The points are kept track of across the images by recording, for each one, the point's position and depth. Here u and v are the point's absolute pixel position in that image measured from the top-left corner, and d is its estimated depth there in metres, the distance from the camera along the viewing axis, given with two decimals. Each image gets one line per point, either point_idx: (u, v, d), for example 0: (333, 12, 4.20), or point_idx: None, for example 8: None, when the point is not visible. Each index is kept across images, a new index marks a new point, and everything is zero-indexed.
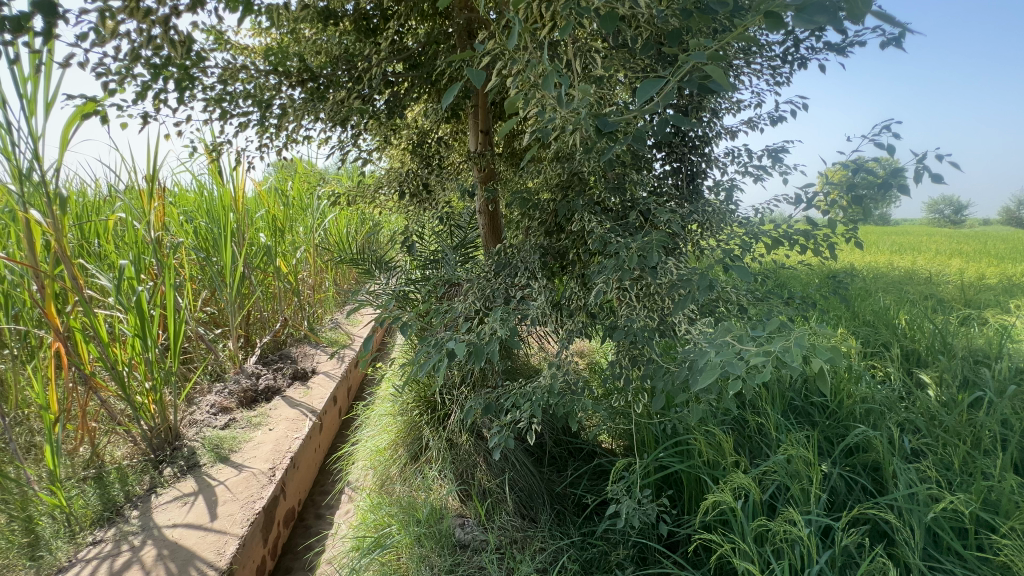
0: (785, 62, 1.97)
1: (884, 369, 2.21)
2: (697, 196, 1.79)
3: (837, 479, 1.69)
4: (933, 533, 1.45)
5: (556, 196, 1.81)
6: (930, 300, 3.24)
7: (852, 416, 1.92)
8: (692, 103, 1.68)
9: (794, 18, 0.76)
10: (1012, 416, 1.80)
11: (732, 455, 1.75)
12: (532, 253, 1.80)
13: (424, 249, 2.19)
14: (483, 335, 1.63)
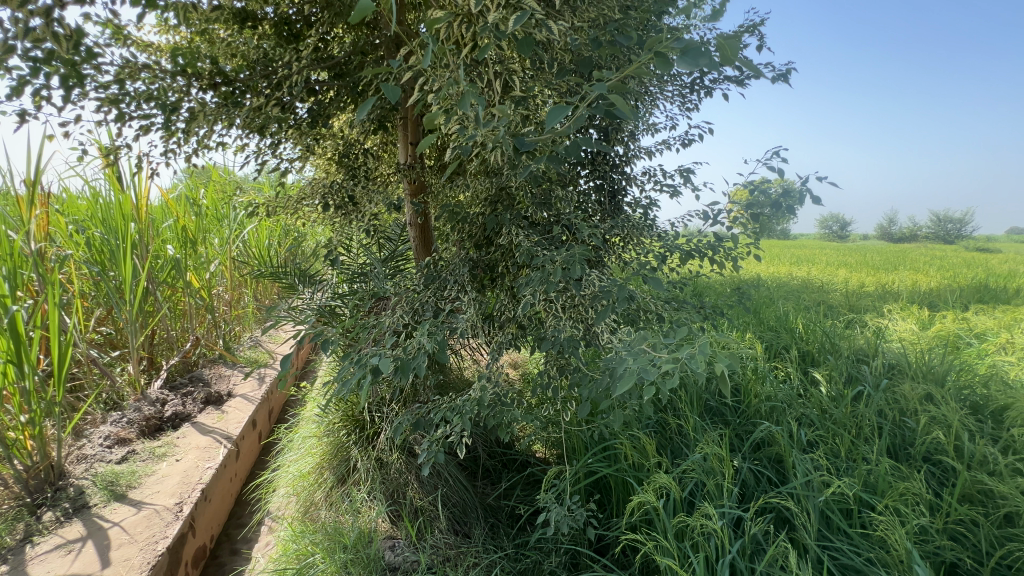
0: (693, 91, 2.16)
1: (785, 369, 2.46)
2: (618, 212, 1.91)
3: (746, 471, 1.84)
4: (825, 515, 1.62)
5: (485, 211, 1.83)
6: (822, 306, 3.66)
7: (759, 413, 2.11)
8: (611, 125, 1.80)
9: (680, 61, 0.85)
10: (885, 406, 2.07)
11: (654, 456, 1.86)
12: (461, 266, 1.80)
13: (352, 263, 2.13)
14: (411, 349, 1.60)
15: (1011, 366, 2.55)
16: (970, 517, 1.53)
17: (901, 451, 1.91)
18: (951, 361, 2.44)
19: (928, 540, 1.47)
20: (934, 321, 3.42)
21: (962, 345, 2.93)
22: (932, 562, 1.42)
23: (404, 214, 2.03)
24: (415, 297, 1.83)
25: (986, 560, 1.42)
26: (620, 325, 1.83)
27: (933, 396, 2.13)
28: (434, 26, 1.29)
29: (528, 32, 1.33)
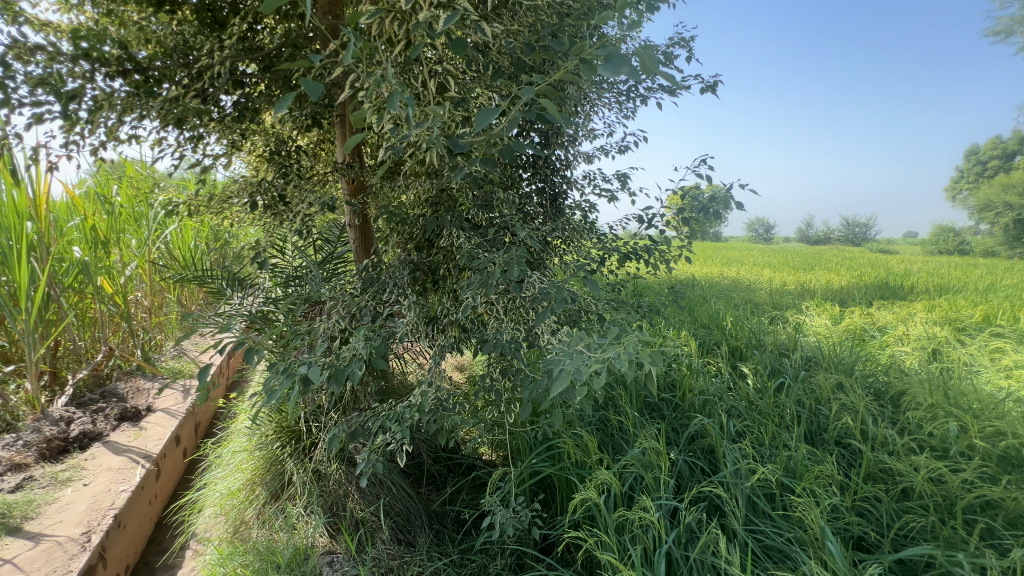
0: (629, 98, 2.23)
1: (717, 364, 2.59)
2: (559, 215, 1.93)
3: (680, 463, 1.92)
4: (751, 501, 1.72)
5: (425, 213, 1.79)
6: (749, 304, 3.92)
7: (693, 407, 2.21)
8: (551, 130, 1.82)
9: (603, 68, 0.87)
10: (802, 396, 2.24)
11: (597, 453, 1.90)
12: (401, 269, 1.74)
13: (286, 264, 2.02)
14: (345, 357, 1.53)
15: (907, 355, 2.85)
16: (873, 494, 1.68)
17: (817, 436, 2.07)
18: (858, 352, 2.69)
19: (839, 518, 1.60)
20: (844, 316, 3.76)
21: (867, 338, 3.23)
22: (842, 537, 1.55)
23: (341, 213, 1.94)
24: (351, 300, 1.75)
25: (886, 533, 1.57)
26: (561, 326, 1.84)
27: (843, 385, 2.34)
28: (364, 20, 1.24)
29: (465, 30, 1.31)
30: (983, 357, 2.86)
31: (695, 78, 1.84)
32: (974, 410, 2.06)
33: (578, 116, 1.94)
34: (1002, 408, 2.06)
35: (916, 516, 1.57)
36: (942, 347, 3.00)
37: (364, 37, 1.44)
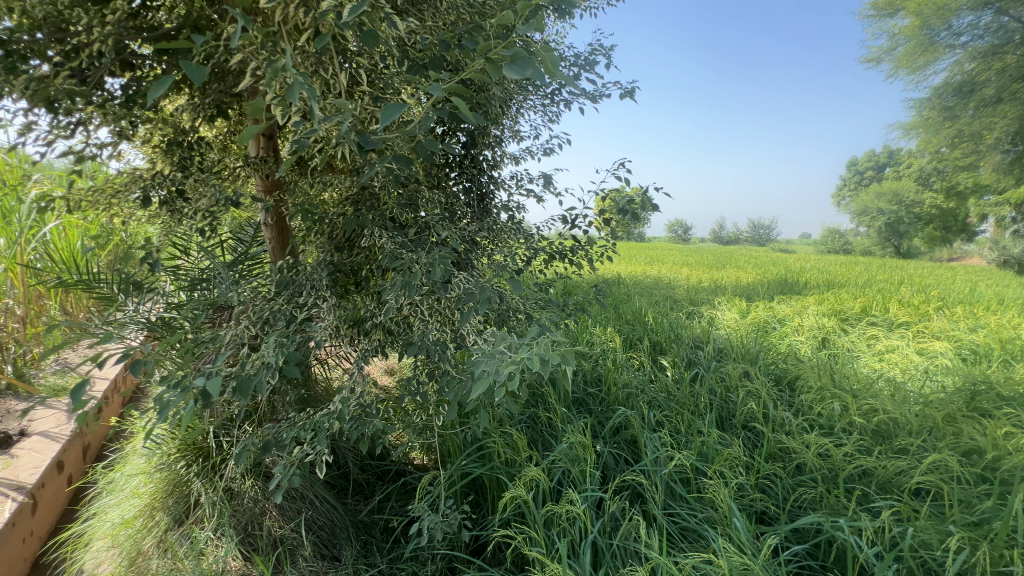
0: (552, 101, 2.27)
1: (640, 358, 2.72)
2: (487, 215, 1.92)
3: (605, 455, 1.98)
4: (669, 487, 1.81)
5: (346, 211, 1.69)
6: (669, 301, 4.17)
7: (618, 400, 2.30)
8: (478, 130, 1.79)
9: (507, 70, 0.85)
10: (715, 384, 2.41)
11: (527, 451, 1.91)
12: (319, 270, 1.61)
13: (191, 266, 1.77)
14: (252, 367, 1.40)
15: (802, 344, 3.17)
16: (773, 471, 1.84)
17: (726, 421, 2.24)
18: (761, 343, 2.95)
19: (745, 496, 1.73)
20: (750, 310, 4.11)
21: (769, 329, 3.56)
22: (748, 513, 1.68)
23: (253, 209, 1.78)
24: (262, 304, 1.60)
25: (784, 506, 1.72)
26: (488, 326, 1.82)
27: (749, 373, 2.55)
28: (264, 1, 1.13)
29: (381, 22, 1.26)
30: (861, 344, 3.25)
31: (616, 85, 2.07)
32: (854, 391, 2.34)
33: (505, 117, 1.94)
34: (875, 388, 2.36)
35: (808, 488, 1.74)
36: (829, 336, 3.38)
37: (271, 21, 1.34)
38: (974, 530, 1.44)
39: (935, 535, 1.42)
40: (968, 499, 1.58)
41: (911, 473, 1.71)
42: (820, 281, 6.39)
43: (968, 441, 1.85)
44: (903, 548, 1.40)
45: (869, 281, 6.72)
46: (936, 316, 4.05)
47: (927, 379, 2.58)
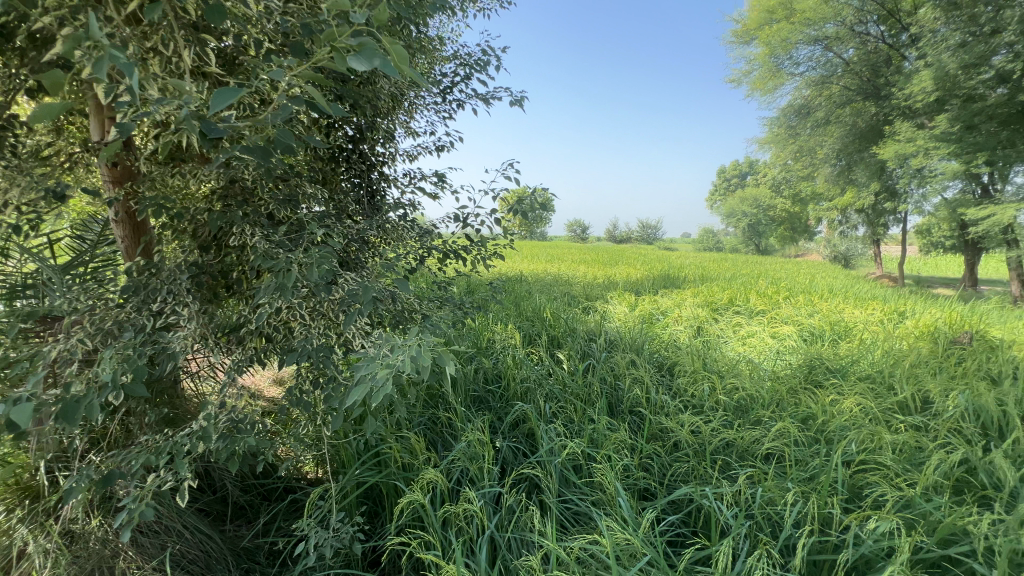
0: (445, 100, 2.26)
1: (538, 353, 2.80)
2: (377, 211, 1.82)
3: (504, 449, 1.99)
4: (563, 475, 1.86)
5: (211, 205, 1.36)
6: (567, 297, 4.38)
7: (516, 395, 2.33)
8: (366, 122, 1.69)
9: (348, 61, 0.77)
10: (605, 374, 2.57)
11: (425, 453, 1.84)
12: (179, 270, 1.23)
13: (9, 270, 1.18)
14: (76, 386, 0.98)
15: (680, 332, 3.51)
16: (654, 451, 1.99)
17: (616, 406, 2.39)
18: (646, 333, 3.21)
19: (630, 475, 1.84)
20: (638, 303, 4.47)
21: (654, 320, 3.90)
22: (633, 491, 1.79)
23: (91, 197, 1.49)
24: (95, 287, 1.18)
25: (663, 480, 1.86)
26: (381, 328, 1.74)
27: (635, 362, 2.76)
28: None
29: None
30: (728, 330, 3.69)
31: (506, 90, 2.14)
32: (720, 372, 2.64)
33: (396, 112, 1.88)
34: (737, 368, 2.69)
35: (683, 462, 1.91)
36: (703, 324, 3.78)
37: None
38: (807, 485, 1.69)
39: (779, 492, 1.64)
40: (803, 458, 1.85)
41: (762, 441, 1.96)
42: (696, 276, 7.14)
43: (804, 409, 2.18)
44: (753, 510, 1.60)
45: (736, 276, 7.66)
46: (784, 304, 4.73)
47: (777, 358, 3.00)
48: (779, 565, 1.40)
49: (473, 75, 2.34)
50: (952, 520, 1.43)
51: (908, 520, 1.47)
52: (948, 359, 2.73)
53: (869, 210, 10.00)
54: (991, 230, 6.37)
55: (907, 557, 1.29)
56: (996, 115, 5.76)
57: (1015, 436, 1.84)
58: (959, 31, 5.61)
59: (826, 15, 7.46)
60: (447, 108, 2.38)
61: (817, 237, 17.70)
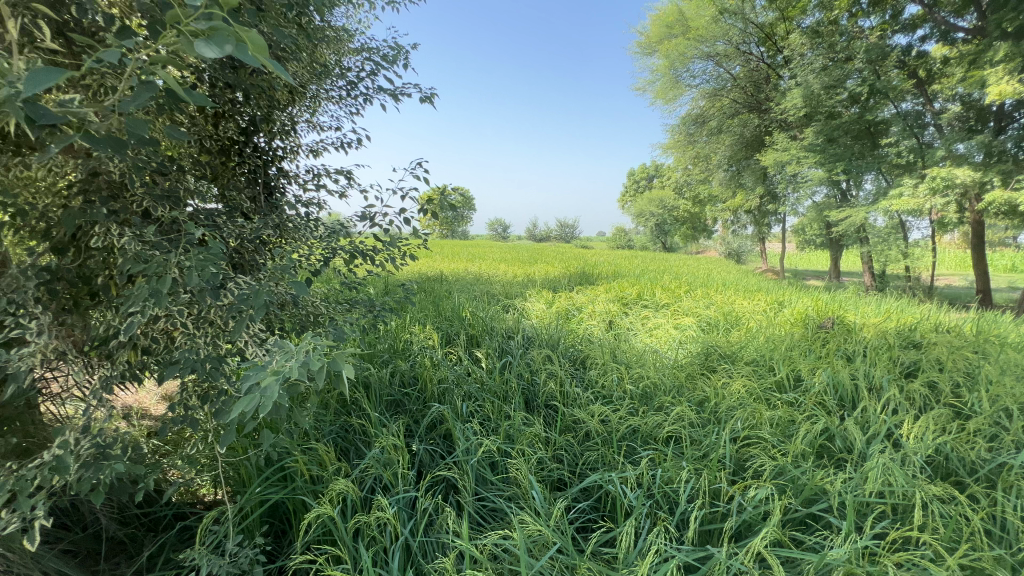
0: (351, 94, 2.17)
1: (457, 352, 2.77)
2: (275, 209, 1.68)
3: (420, 451, 1.92)
4: (479, 474, 1.84)
5: (68, 197, 1.04)
6: (487, 295, 4.41)
7: (433, 396, 2.28)
8: (262, 113, 1.55)
9: (194, 43, 0.66)
10: (522, 370, 2.60)
11: (335, 462, 1.71)
12: (26, 283, 0.92)
13: None
14: None
15: (594, 327, 3.67)
16: (567, 442, 2.05)
17: (532, 401, 2.42)
18: (562, 328, 3.31)
19: (545, 467, 1.87)
20: (555, 300, 4.61)
21: (570, 316, 4.04)
22: (546, 482, 1.82)
23: None
24: None
25: (575, 470, 1.91)
26: (279, 335, 1.61)
27: (551, 357, 2.82)
28: None
29: None
30: (637, 322, 3.93)
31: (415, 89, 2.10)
32: (628, 363, 2.79)
33: (296, 105, 1.75)
34: (644, 358, 2.86)
35: (593, 451, 1.98)
36: (614, 319, 3.98)
37: None
38: (700, 462, 1.82)
39: (677, 470, 1.76)
40: (698, 438, 2.01)
41: (663, 424, 2.09)
42: (608, 273, 7.52)
43: (700, 393, 2.37)
44: (655, 490, 1.70)
45: (645, 272, 8.18)
46: (685, 297, 5.13)
47: (678, 346, 3.24)
48: (676, 540, 1.50)
49: (380, 71, 2.26)
50: (815, 482, 1.63)
51: (783, 486, 1.65)
52: (815, 340, 3.13)
53: (755, 212, 11.18)
54: (848, 230, 7.41)
55: (780, 519, 1.44)
56: (850, 130, 6.72)
57: (862, 405, 2.14)
58: (821, 56, 6.47)
59: (716, 34, 8.22)
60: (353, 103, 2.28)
61: (714, 236, 19.46)
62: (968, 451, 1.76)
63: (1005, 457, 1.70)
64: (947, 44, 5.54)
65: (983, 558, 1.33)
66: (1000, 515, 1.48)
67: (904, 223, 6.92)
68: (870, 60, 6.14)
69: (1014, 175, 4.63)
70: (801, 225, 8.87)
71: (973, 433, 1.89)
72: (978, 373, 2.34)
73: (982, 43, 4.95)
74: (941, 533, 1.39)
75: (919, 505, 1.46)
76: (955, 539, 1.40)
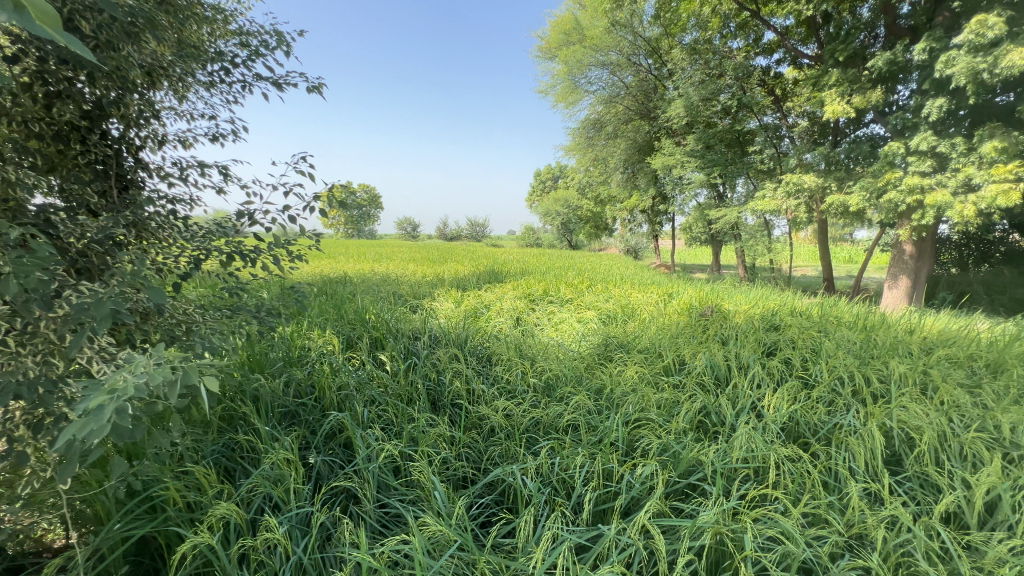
0: (222, 81, 1.94)
1: (359, 357, 2.57)
2: (134, 208, 1.37)
3: (317, 463, 1.72)
4: (381, 479, 1.69)
5: None
6: (392, 297, 4.25)
7: (332, 404, 2.08)
8: (116, 94, 1.23)
9: None
10: (428, 370, 2.51)
11: (216, 483, 1.47)
12: None
13: None
14: None
15: (502, 324, 3.69)
16: (471, 439, 1.99)
17: (438, 401, 2.33)
18: (469, 326, 3.28)
19: (449, 466, 1.79)
20: (463, 299, 4.58)
21: (478, 314, 4.03)
22: (450, 482, 1.74)
23: None
24: None
25: (479, 466, 1.85)
26: (136, 349, 1.34)
27: (457, 357, 2.76)
28: None
29: None
30: (543, 318, 4.04)
31: (302, 78, 1.93)
32: (533, 357, 2.83)
33: (159, 86, 1.47)
34: (549, 352, 2.92)
35: (498, 446, 1.94)
36: (521, 315, 4.04)
37: None
38: (594, 446, 1.88)
39: (572, 457, 1.80)
40: (594, 423, 2.08)
41: (563, 414, 2.13)
42: (517, 270, 7.67)
43: (597, 381, 2.47)
44: (551, 479, 1.71)
45: (551, 269, 8.46)
46: (587, 292, 5.37)
47: (581, 339, 3.36)
48: (571, 523, 1.53)
49: (261, 56, 2.04)
50: (692, 455, 1.76)
51: (665, 461, 1.76)
52: (697, 326, 3.44)
53: (648, 211, 12.11)
54: (724, 227, 8.29)
55: (661, 492, 1.54)
56: (724, 138, 7.53)
57: (733, 383, 2.37)
58: (700, 72, 7.18)
59: (609, 44, 8.75)
60: (229, 89, 2.02)
61: (614, 234, 20.79)
62: (811, 415, 2.02)
63: (837, 418, 1.98)
64: (796, 67, 6.43)
65: (820, 504, 1.53)
66: (833, 467, 1.71)
67: (768, 222, 7.91)
68: (737, 77, 7.05)
69: (846, 181, 5.51)
70: (686, 224, 9.74)
71: (816, 399, 2.18)
72: (820, 348, 2.71)
73: (819, 68, 5.81)
74: (789, 488, 1.58)
75: (772, 465, 1.65)
76: (799, 492, 1.60)
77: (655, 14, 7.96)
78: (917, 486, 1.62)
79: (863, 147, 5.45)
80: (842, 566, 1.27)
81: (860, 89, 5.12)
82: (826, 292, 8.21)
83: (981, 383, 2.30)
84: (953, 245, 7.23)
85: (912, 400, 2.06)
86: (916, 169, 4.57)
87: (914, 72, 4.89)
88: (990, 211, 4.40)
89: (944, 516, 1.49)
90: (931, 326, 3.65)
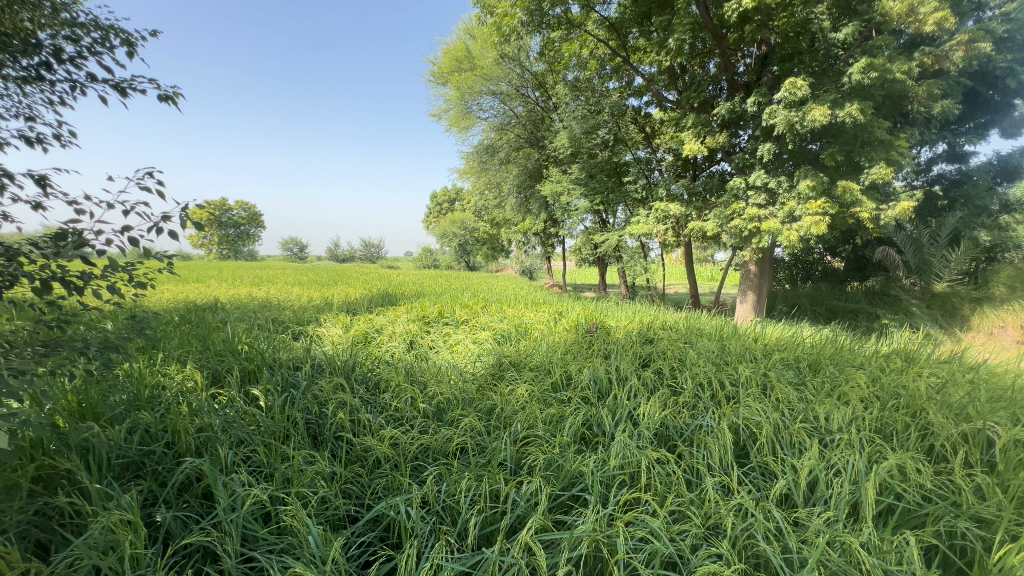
0: (43, 77, 1.64)
1: (228, 394, 2.13)
2: None
3: (168, 519, 1.38)
4: (247, 530, 1.42)
5: None
6: (269, 324, 3.84)
7: (190, 449, 1.67)
8: None
9: None
10: (308, 403, 2.17)
11: (19, 562, 1.11)
12: None
13: None
14: None
15: (394, 348, 3.51)
16: (353, 473, 1.77)
17: (319, 434, 2.05)
18: (357, 352, 3.02)
19: (328, 506, 1.57)
20: (352, 324, 4.28)
21: (368, 339, 3.79)
22: (330, 523, 1.53)
23: None
24: None
25: (363, 502, 1.65)
26: None
27: (342, 386, 2.49)
28: None
29: None
30: (439, 340, 3.92)
31: (151, 83, 1.72)
32: (423, 381, 2.68)
33: None
34: (441, 375, 2.81)
35: (384, 477, 1.76)
36: (415, 338, 3.89)
37: None
38: (482, 468, 1.81)
39: (457, 481, 1.71)
40: (483, 444, 2.02)
41: (452, 438, 2.02)
42: (412, 292, 7.45)
43: (488, 402, 2.41)
44: (435, 506, 1.60)
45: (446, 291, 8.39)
46: (482, 312, 5.37)
47: (476, 360, 3.32)
48: (456, 550, 1.45)
49: (94, 54, 1.79)
50: (574, 467, 1.78)
51: (549, 476, 1.77)
52: (584, 342, 3.59)
53: (541, 234, 12.67)
54: (608, 249, 8.93)
55: (543, 507, 1.54)
56: (603, 168, 8.19)
57: (612, 394, 2.49)
58: (583, 108, 7.68)
59: (499, 75, 9.12)
60: (51, 90, 1.72)
61: (510, 256, 21.50)
62: (678, 419, 2.17)
63: (698, 420, 2.14)
64: (662, 109, 7.24)
65: (684, 502, 1.62)
66: (694, 465, 1.85)
67: (644, 245, 8.70)
68: (613, 114, 7.57)
69: (704, 210, 6.27)
70: (574, 246, 10.32)
71: (682, 404, 2.36)
72: (685, 358, 2.98)
73: (679, 110, 6.52)
74: (658, 489, 1.67)
75: (644, 469, 1.74)
76: (666, 491, 1.69)
77: (540, 51, 8.43)
78: (760, 474, 1.82)
79: (714, 181, 6.28)
80: (700, 557, 1.36)
81: (711, 132, 5.92)
82: (692, 307, 9.21)
83: (804, 381, 2.70)
84: (785, 265, 8.56)
85: (755, 399, 2.34)
86: (755, 201, 5.39)
87: (749, 120, 5.80)
88: (808, 237, 5.31)
89: (780, 498, 1.68)
90: (769, 335, 4.24)
